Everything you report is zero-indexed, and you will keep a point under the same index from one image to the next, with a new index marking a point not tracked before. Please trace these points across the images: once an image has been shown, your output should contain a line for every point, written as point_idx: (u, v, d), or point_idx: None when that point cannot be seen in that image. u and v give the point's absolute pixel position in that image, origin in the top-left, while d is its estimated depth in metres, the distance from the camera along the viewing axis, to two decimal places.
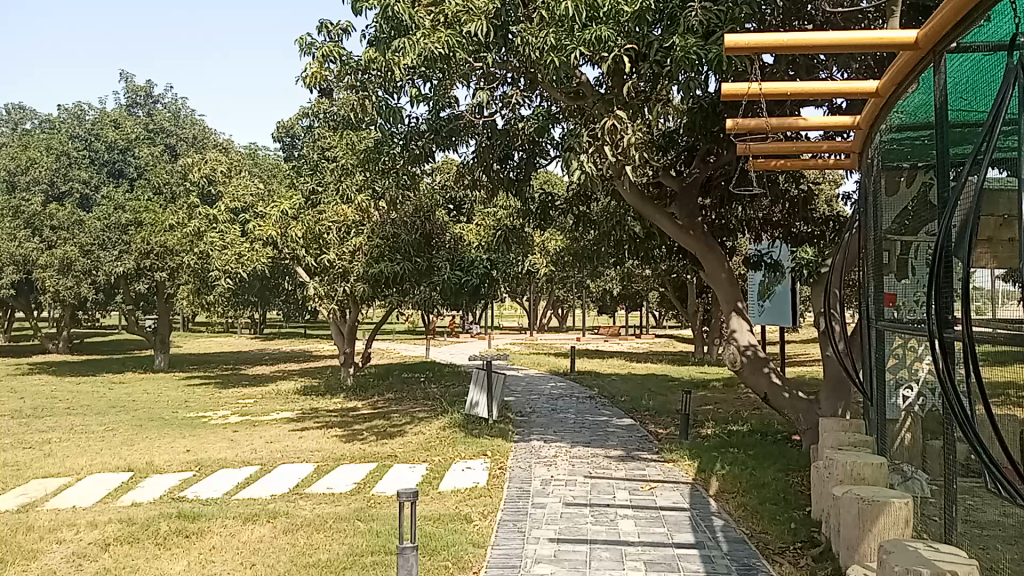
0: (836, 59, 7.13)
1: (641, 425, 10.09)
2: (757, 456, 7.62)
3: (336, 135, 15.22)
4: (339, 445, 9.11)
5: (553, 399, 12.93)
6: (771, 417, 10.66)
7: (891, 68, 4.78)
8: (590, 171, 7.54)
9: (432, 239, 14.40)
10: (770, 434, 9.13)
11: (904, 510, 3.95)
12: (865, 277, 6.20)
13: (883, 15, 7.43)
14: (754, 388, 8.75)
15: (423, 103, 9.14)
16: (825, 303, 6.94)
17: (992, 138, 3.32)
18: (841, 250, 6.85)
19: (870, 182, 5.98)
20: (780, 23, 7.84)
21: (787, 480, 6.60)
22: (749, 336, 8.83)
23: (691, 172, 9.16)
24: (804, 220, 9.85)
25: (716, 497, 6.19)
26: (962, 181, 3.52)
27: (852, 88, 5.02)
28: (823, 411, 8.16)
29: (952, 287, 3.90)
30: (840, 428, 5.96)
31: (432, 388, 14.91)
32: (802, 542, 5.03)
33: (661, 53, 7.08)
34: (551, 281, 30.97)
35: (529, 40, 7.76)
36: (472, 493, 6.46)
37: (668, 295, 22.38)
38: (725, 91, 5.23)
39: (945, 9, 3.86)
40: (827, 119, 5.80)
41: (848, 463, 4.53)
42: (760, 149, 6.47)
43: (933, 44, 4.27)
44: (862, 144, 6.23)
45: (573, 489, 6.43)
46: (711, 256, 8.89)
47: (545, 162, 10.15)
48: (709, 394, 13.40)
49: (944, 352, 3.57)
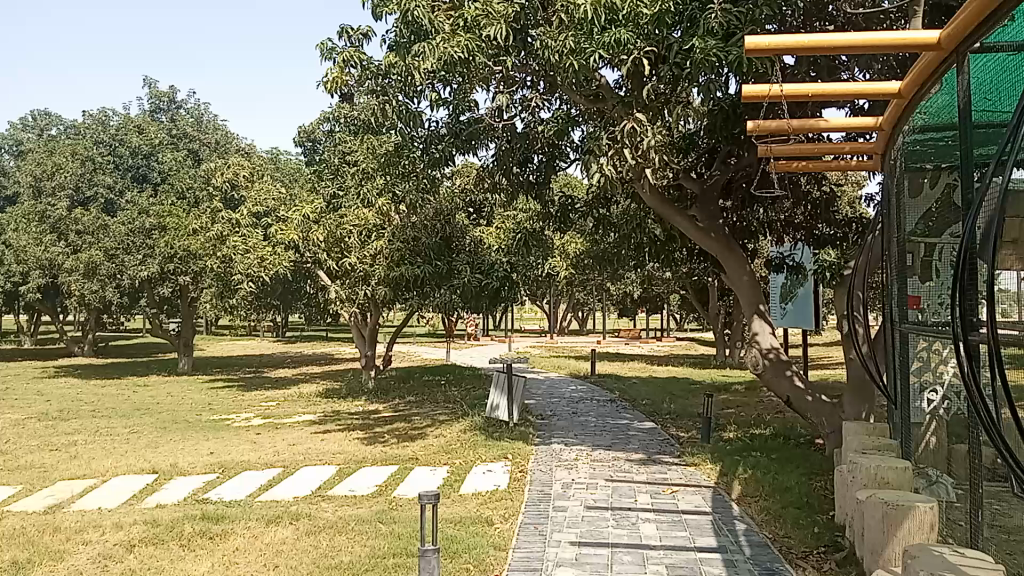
0: (858, 59, 7.06)
1: (663, 429, 10.06)
2: (780, 460, 7.56)
3: (356, 140, 15.34)
4: (361, 447, 9.15)
5: (574, 402, 12.92)
6: (794, 421, 10.58)
7: (914, 69, 4.74)
8: (611, 174, 7.54)
9: (453, 242, 14.45)
10: (793, 438, 9.07)
11: (929, 515, 3.91)
12: (889, 279, 6.16)
13: (906, 16, 7.36)
14: (777, 391, 8.70)
15: (444, 107, 9.18)
16: (848, 306, 6.89)
17: (1017, 139, 3.29)
18: (864, 252, 6.80)
19: (893, 184, 5.93)
20: (801, 24, 7.79)
21: (810, 484, 6.55)
22: (771, 339, 8.79)
23: (712, 174, 9.11)
24: (827, 222, 9.78)
25: (739, 501, 6.16)
26: (987, 183, 3.48)
27: (874, 89, 4.98)
28: (846, 415, 8.09)
29: (976, 289, 3.87)
30: (864, 431, 5.90)
31: (453, 391, 14.94)
32: (825, 547, 4.99)
33: (682, 55, 7.08)
34: (571, 284, 30.98)
35: (548, 43, 7.77)
36: (493, 496, 6.47)
37: (689, 297, 22.27)
38: (746, 93, 5.21)
39: (967, 8, 3.83)
40: (850, 121, 5.75)
41: (872, 467, 4.50)
42: (781, 151, 6.43)
43: (957, 44, 4.23)
44: (885, 145, 6.18)
45: (594, 493, 6.43)
46: (732, 259, 8.87)
47: (565, 165, 10.16)
48: (731, 397, 13.33)
49: (968, 355, 3.53)
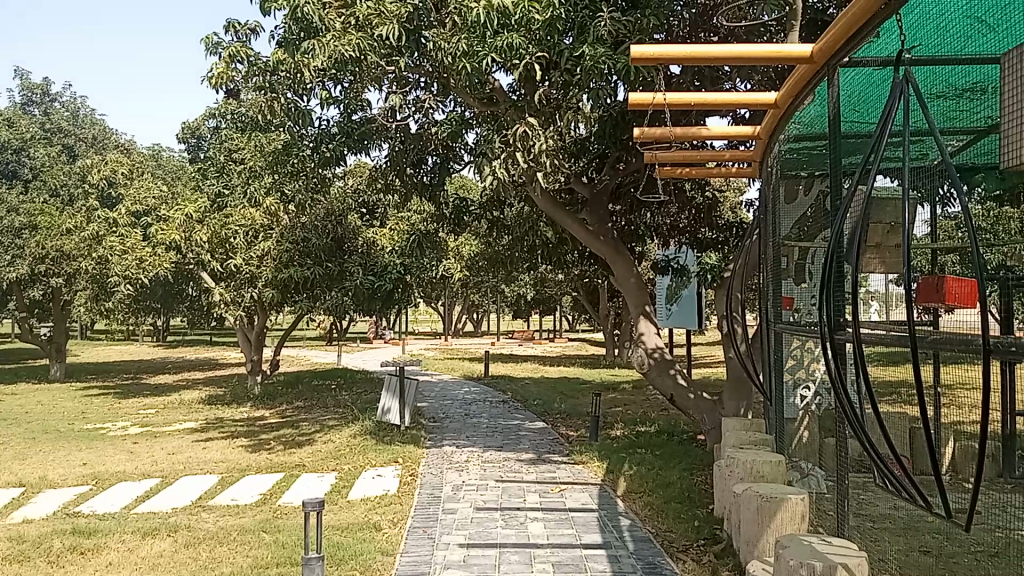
0: (740, 70, 7.34)
1: (553, 428, 10.19)
2: (664, 456, 7.78)
3: (243, 137, 14.89)
4: (247, 454, 8.88)
5: (466, 403, 12.93)
6: (678, 418, 10.92)
7: (789, 82, 4.95)
8: (502, 177, 7.58)
9: (344, 243, 14.22)
10: (676, 435, 9.35)
11: (800, 506, 4.09)
12: (765, 280, 6.42)
13: (784, 30, 7.70)
14: (661, 390, 8.93)
15: (334, 106, 9.01)
16: (728, 307, 7.16)
17: (881, 148, 3.48)
18: (743, 255, 7.08)
19: (769, 190, 6.19)
20: (686, 35, 8.05)
21: (691, 479, 6.77)
22: (656, 339, 9.04)
23: (602, 178, 9.27)
24: (709, 226, 10.12)
25: (624, 497, 6.31)
26: (853, 189, 3.66)
27: (752, 99, 5.18)
28: (726, 411, 8.40)
29: (843, 291, 4.10)
30: (742, 427, 6.14)
31: (343, 395, 14.69)
32: (704, 539, 5.17)
33: (572, 62, 7.20)
34: (466, 286, 30.98)
35: (441, 45, 7.73)
36: (382, 501, 6.40)
37: (581, 298, 22.62)
38: (632, 100, 5.33)
39: (837, 23, 4.03)
40: (730, 129, 5.96)
41: (748, 461, 4.69)
42: (665, 157, 6.62)
43: (828, 58, 4.44)
44: (763, 153, 6.44)
45: (484, 494, 6.44)
46: (621, 261, 9.09)
47: (458, 167, 10.15)
48: (619, 397, 13.62)
49: (836, 355, 3.72)
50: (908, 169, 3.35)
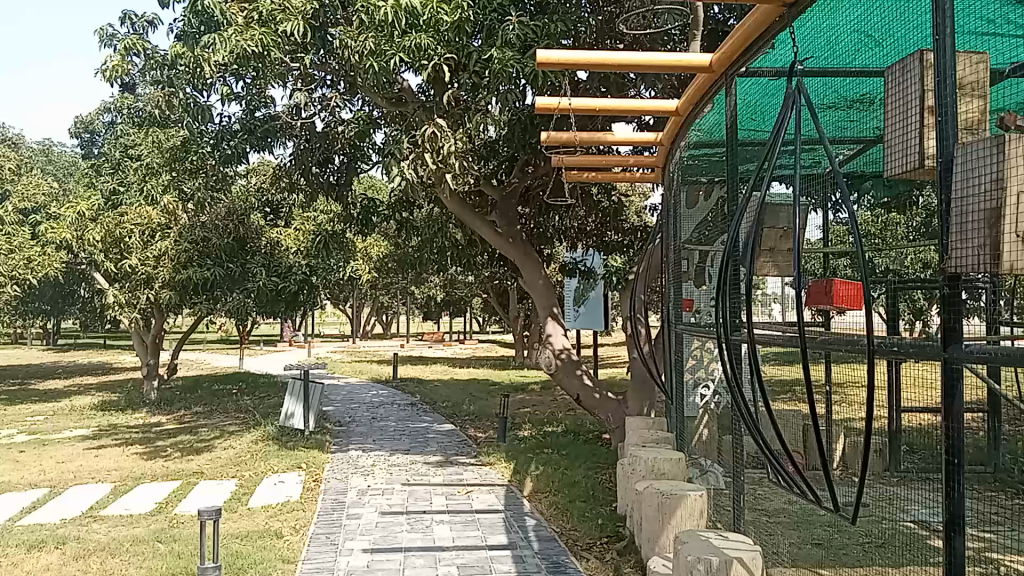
0: (644, 77, 7.51)
1: (460, 430, 10.18)
2: (570, 456, 7.88)
3: (140, 132, 14.35)
4: (141, 462, 8.54)
5: (373, 406, 12.79)
6: (584, 418, 11.07)
7: (688, 90, 5.08)
8: (410, 178, 7.53)
9: (247, 243, 13.87)
10: (582, 435, 9.49)
11: (699, 502, 4.20)
12: (666, 283, 6.59)
13: (687, 39, 7.91)
14: (567, 390, 9.05)
15: (236, 102, 8.78)
16: (632, 308, 7.31)
17: (775, 156, 3.61)
18: (646, 257, 7.24)
19: (671, 195, 6.35)
20: (592, 41, 8.18)
21: (596, 478, 6.88)
22: (563, 340, 9.14)
23: (510, 180, 9.32)
24: (615, 229, 10.32)
25: (530, 497, 6.35)
26: (748, 196, 3.79)
27: (655, 106, 5.30)
28: (630, 410, 8.58)
29: (739, 293, 4.24)
30: (645, 426, 6.27)
31: (246, 400, 14.32)
32: (608, 537, 5.26)
33: (480, 64, 7.21)
34: (374, 287, 30.64)
35: (347, 43, 7.59)
36: (284, 507, 6.26)
37: (490, 299, 22.67)
38: (538, 105, 5.37)
39: (735, 35, 4.16)
40: (634, 135, 6.08)
41: (650, 459, 4.80)
42: (572, 161, 6.71)
43: (726, 68, 4.58)
44: (665, 158, 6.61)
45: (389, 498, 6.38)
46: (529, 263, 9.16)
47: (366, 167, 10.02)
48: (527, 397, 13.73)
49: (731, 356, 3.84)
50: (799, 177, 3.49)
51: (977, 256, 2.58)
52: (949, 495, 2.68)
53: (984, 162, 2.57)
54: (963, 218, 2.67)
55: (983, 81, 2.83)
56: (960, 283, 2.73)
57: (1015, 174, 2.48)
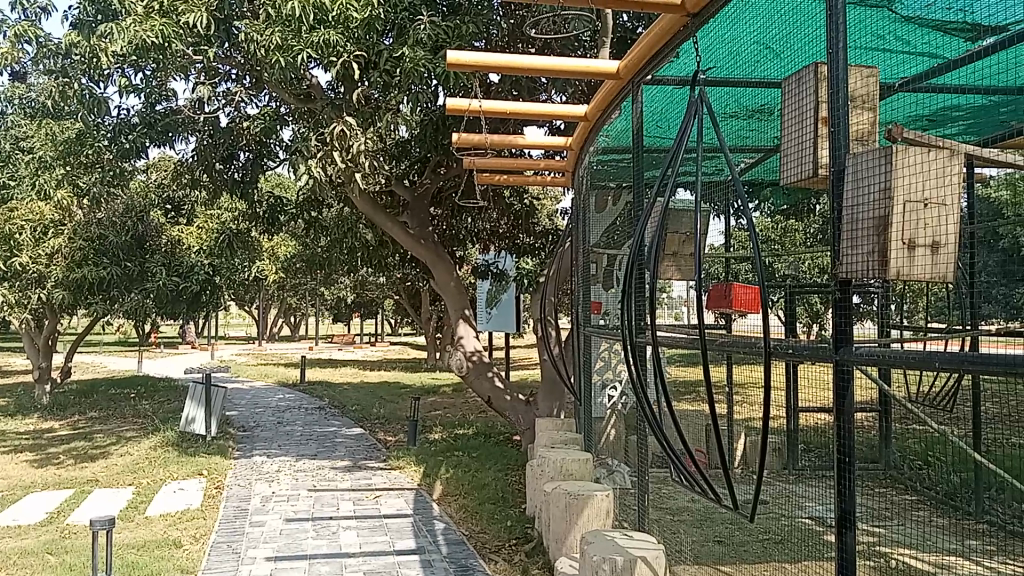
0: (555, 82, 7.59)
1: (369, 434, 10.06)
2: (480, 458, 7.88)
3: (31, 124, 13.65)
4: (29, 471, 8.12)
5: (280, 411, 12.50)
6: (495, 420, 11.10)
7: (596, 96, 5.16)
8: (319, 176, 7.40)
9: (147, 242, 13.36)
10: (492, 437, 9.50)
11: (605, 502, 4.26)
12: (576, 286, 6.67)
13: (597, 45, 8.03)
14: (478, 392, 9.07)
15: (135, 95, 8.45)
16: (542, 311, 7.37)
17: (678, 163, 3.69)
18: (556, 261, 7.31)
19: (580, 199, 6.44)
20: (504, 44, 8.21)
21: (505, 479, 6.90)
22: (475, 342, 9.16)
23: (422, 181, 9.26)
24: (526, 232, 10.38)
25: (439, 501, 6.33)
26: (652, 202, 3.87)
27: (565, 111, 5.35)
28: (540, 412, 8.66)
29: (645, 297, 4.33)
30: (554, 427, 6.33)
31: (144, 405, 13.78)
32: (516, 539, 5.27)
33: (391, 62, 7.14)
34: (282, 289, 29.96)
35: (253, 37, 7.39)
36: (184, 515, 6.05)
37: (401, 301, 22.48)
38: (448, 107, 5.35)
39: (641, 43, 4.24)
40: (544, 139, 6.13)
41: (558, 460, 4.84)
42: (483, 163, 6.73)
43: (633, 75, 4.67)
44: (575, 163, 6.69)
45: (294, 504, 6.25)
46: (441, 265, 9.14)
47: (272, 165, 9.74)
48: (437, 400, 13.66)
49: (636, 358, 3.91)
50: (701, 183, 3.58)
51: (866, 263, 2.70)
52: (840, 492, 2.79)
53: (874, 173, 2.70)
54: (853, 227, 2.79)
55: (873, 94, 2.96)
56: (850, 288, 2.86)
57: (901, 185, 2.61)
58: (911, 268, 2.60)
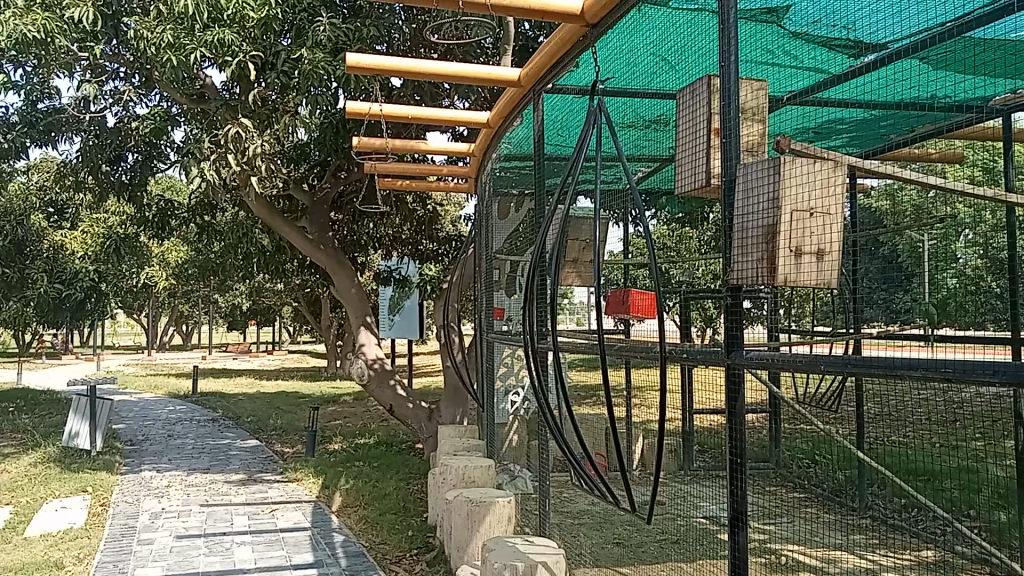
0: (457, 88, 7.58)
1: (266, 446, 9.79)
2: (381, 467, 7.77)
3: None
4: None
5: (170, 423, 12.02)
6: (396, 428, 10.99)
7: (498, 104, 5.15)
8: (212, 180, 7.16)
9: (26, 247, 12.64)
10: (394, 445, 9.40)
11: (508, 508, 4.29)
12: (478, 293, 6.66)
13: (499, 53, 8.06)
14: (379, 400, 8.95)
15: (13, 91, 7.98)
16: (444, 318, 7.33)
17: (578, 170, 3.72)
18: (459, 267, 7.29)
19: (483, 205, 6.43)
20: (406, 49, 8.15)
21: (407, 489, 6.83)
22: (376, 350, 9.04)
23: (322, 186, 9.08)
24: (429, 238, 10.31)
25: (338, 513, 6.21)
26: (553, 208, 3.89)
27: (467, 118, 5.33)
28: (442, 419, 8.62)
29: (545, 302, 4.37)
30: (456, 434, 6.30)
31: (22, 419, 13.01)
32: (417, 549, 5.22)
33: (289, 64, 6.98)
34: (174, 296, 28.87)
35: (142, 34, 7.08)
36: (66, 535, 5.73)
37: (300, 309, 21.99)
38: (348, 110, 5.25)
39: (542, 52, 4.25)
40: (446, 145, 6.10)
41: (460, 467, 4.82)
42: (385, 168, 6.65)
43: (534, 83, 4.67)
44: (477, 170, 6.68)
45: (186, 521, 6.01)
46: (341, 272, 8.98)
47: (163, 167, 9.36)
48: (337, 409, 13.42)
49: (537, 365, 3.92)
50: (601, 191, 3.62)
51: (755, 269, 2.79)
52: (732, 493, 2.87)
53: (761, 183, 2.79)
54: (743, 235, 2.88)
55: (762, 106, 3.06)
56: (740, 294, 2.95)
57: (788, 195, 2.71)
58: (798, 273, 2.71)
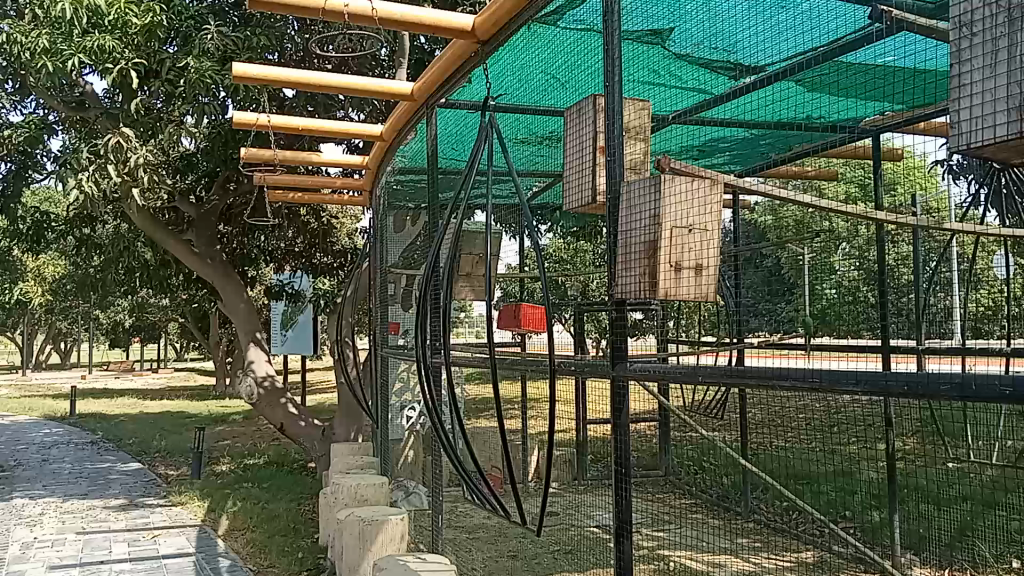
0: (351, 101, 7.51)
1: (149, 469, 9.40)
2: (271, 488, 7.57)
3: None
4: None
5: (45, 447, 11.40)
6: (289, 447, 10.74)
7: (391, 117, 5.06)
8: (91, 192, 6.85)
9: None
10: (285, 465, 9.18)
11: (401, 526, 4.23)
12: (372, 307, 6.58)
13: (394, 67, 8.04)
14: (270, 419, 8.72)
15: None
16: (337, 333, 7.21)
17: (468, 185, 3.73)
18: (353, 281, 7.19)
19: (377, 219, 6.36)
20: (299, 60, 8.03)
21: (298, 509, 6.68)
22: (266, 367, 8.81)
23: (210, 198, 8.81)
24: (323, 252, 10.15)
25: (225, 536, 6.01)
26: (444, 222, 3.88)
27: (359, 131, 5.24)
28: (336, 437, 8.47)
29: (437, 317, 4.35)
30: (349, 452, 6.20)
31: None
32: (307, 570, 5.10)
33: (174, 73, 6.76)
34: (52, 313, 27.41)
35: (15, 38, 6.73)
36: None
37: (188, 326, 21.25)
38: (235, 120, 5.09)
39: (433, 67, 4.19)
40: (338, 158, 5.99)
41: (352, 486, 4.76)
42: (275, 180, 6.49)
43: (427, 98, 4.57)
44: (372, 183, 6.61)
45: (60, 550, 5.70)
46: (230, 287, 8.71)
47: (38, 177, 8.89)
48: (227, 429, 13.01)
49: (428, 380, 3.89)
50: (491, 206, 3.64)
51: (637, 284, 2.87)
52: (618, 504, 2.93)
53: (644, 200, 2.87)
54: (627, 250, 2.95)
55: (645, 126, 3.16)
56: (625, 308, 3.02)
57: (668, 212, 2.79)
58: (678, 287, 2.80)
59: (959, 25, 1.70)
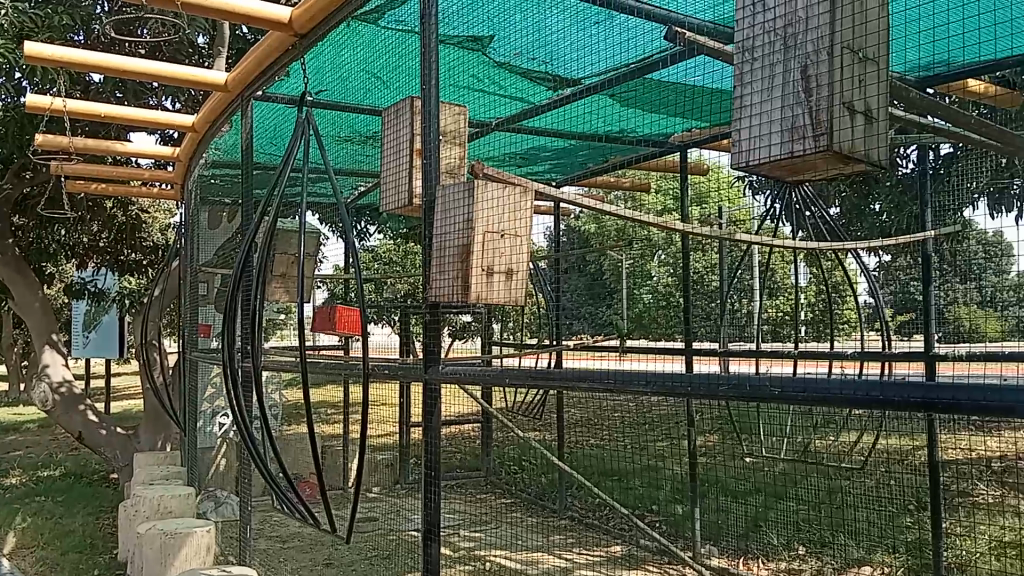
0: (165, 90, 7.11)
1: None
2: (67, 502, 7.03)
3: None
4: None
5: None
6: (90, 457, 10.01)
7: (205, 108, 4.78)
8: None
9: None
10: (85, 477, 8.55)
11: (206, 538, 4.09)
12: (183, 308, 6.25)
13: (214, 58, 7.68)
14: (66, 428, 8.09)
15: None
16: (144, 335, 6.79)
17: (283, 182, 3.62)
18: (162, 280, 6.80)
19: (189, 215, 6.04)
20: (108, 44, 7.51)
21: (95, 524, 6.23)
22: (61, 373, 8.24)
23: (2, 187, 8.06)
24: (132, 249, 9.57)
25: (9, 556, 5.51)
26: (257, 222, 3.74)
27: (169, 121, 4.94)
28: (142, 446, 8.02)
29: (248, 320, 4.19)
30: (155, 461, 5.86)
31: None
32: None
33: None
34: None
35: None
36: None
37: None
38: (28, 103, 4.67)
39: (249, 58, 3.98)
40: (147, 149, 5.64)
41: (155, 497, 4.53)
42: (75, 170, 6.03)
43: (243, 89, 4.33)
44: (185, 177, 6.27)
45: None
46: (23, 285, 8.01)
47: None
48: (18, 439, 11.95)
49: (236, 384, 3.74)
50: (305, 206, 3.56)
51: (451, 287, 2.88)
52: (427, 506, 2.94)
53: (459, 204, 2.88)
54: (442, 253, 2.96)
55: (462, 131, 3.17)
56: (439, 311, 3.02)
57: (481, 216, 2.82)
58: (490, 290, 2.84)
59: (744, 49, 2.00)
